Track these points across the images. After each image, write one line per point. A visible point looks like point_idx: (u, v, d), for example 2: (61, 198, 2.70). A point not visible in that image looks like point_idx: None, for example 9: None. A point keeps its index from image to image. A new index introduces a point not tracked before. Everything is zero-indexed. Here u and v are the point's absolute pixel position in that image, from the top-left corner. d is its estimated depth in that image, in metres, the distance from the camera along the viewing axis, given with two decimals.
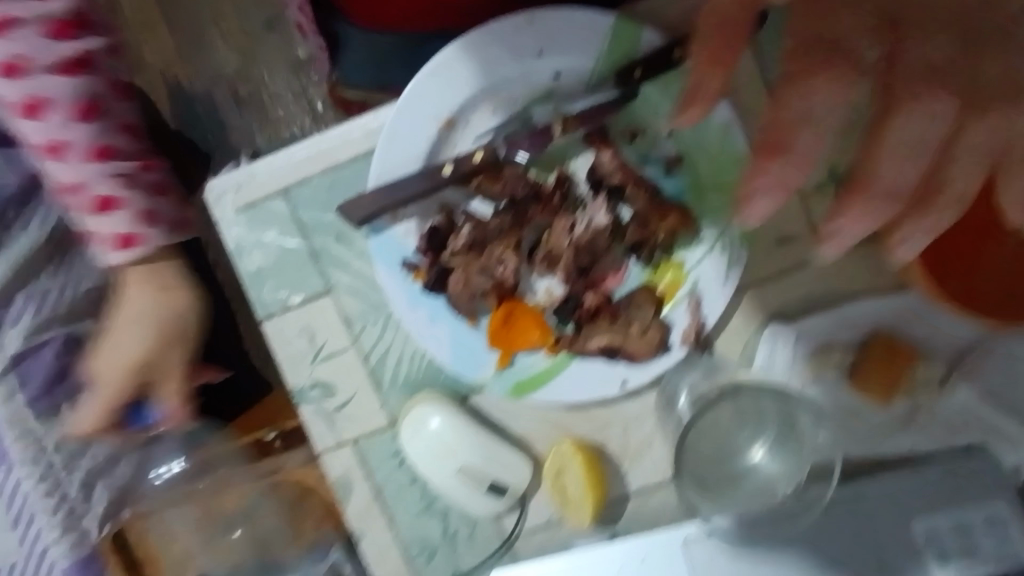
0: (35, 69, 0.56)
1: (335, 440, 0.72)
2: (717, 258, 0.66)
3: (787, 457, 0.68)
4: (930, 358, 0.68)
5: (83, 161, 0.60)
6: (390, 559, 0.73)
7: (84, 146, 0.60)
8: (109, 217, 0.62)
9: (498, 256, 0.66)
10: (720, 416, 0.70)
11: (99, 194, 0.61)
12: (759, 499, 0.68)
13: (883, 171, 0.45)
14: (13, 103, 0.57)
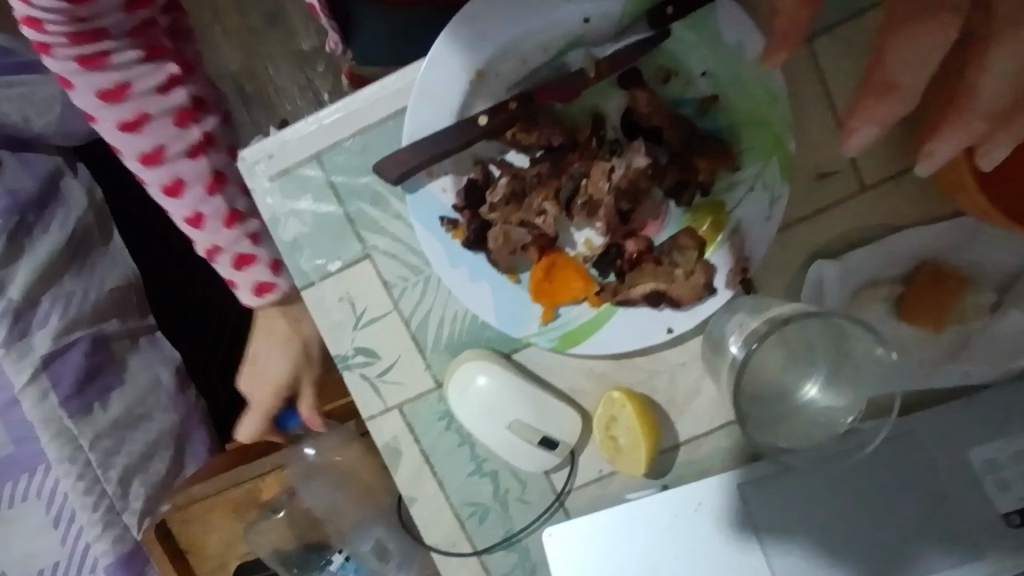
0: (172, 156, 0.76)
1: (382, 405, 0.72)
2: (759, 195, 0.66)
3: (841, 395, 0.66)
4: (978, 284, 0.68)
5: (220, 226, 0.80)
6: (446, 522, 0.75)
7: (217, 208, 0.79)
8: (250, 270, 0.82)
9: (538, 207, 0.66)
10: (769, 357, 0.64)
11: (239, 252, 0.81)
12: (816, 434, 0.66)
13: (984, 92, 0.52)
14: (163, 187, 0.78)
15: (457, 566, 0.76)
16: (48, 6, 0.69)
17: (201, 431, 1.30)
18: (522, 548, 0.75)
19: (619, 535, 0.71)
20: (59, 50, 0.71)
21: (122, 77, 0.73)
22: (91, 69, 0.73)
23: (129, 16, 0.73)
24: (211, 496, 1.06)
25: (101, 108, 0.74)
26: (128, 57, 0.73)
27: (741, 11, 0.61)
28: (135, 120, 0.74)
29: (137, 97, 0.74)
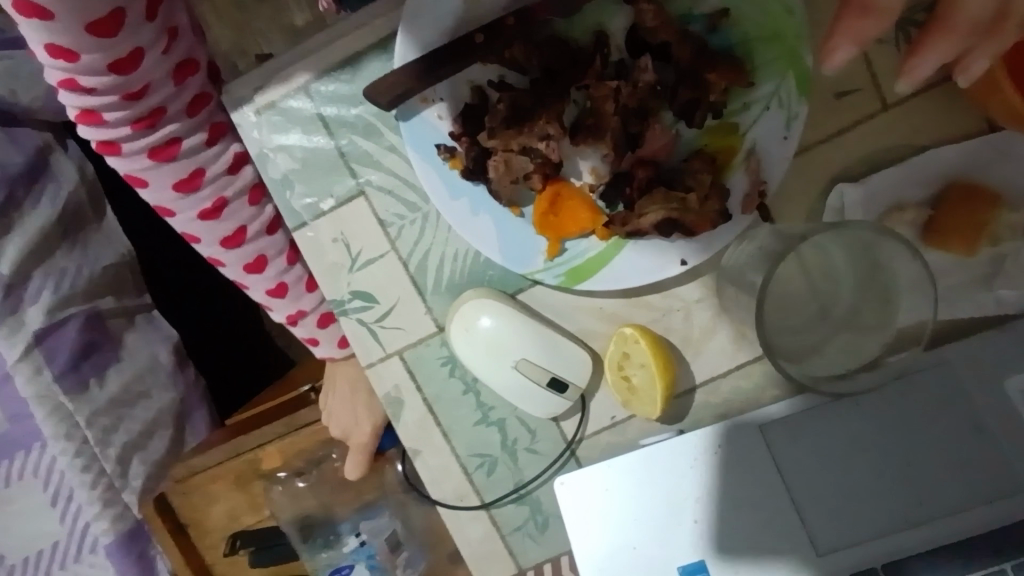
0: (253, 236, 0.67)
1: (381, 353, 0.69)
2: (774, 114, 0.61)
3: (867, 320, 0.65)
4: (1012, 206, 0.63)
5: (304, 292, 0.72)
6: (454, 475, 0.72)
7: (302, 281, 0.71)
8: (337, 327, 0.75)
9: (540, 131, 0.61)
10: (792, 280, 0.62)
11: (326, 315, 0.73)
12: (845, 362, 0.65)
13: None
14: (244, 267, 0.70)
15: (465, 521, 0.73)
16: (101, 89, 0.56)
17: (201, 406, 1.28)
18: (532, 501, 0.73)
19: (636, 483, 0.67)
20: (126, 144, 0.60)
21: (193, 163, 0.62)
22: (163, 161, 0.61)
23: (182, 88, 0.60)
24: (213, 467, 1.02)
25: (176, 202, 0.63)
26: (198, 140, 0.62)
27: None
28: (210, 211, 0.65)
29: (213, 182, 0.64)
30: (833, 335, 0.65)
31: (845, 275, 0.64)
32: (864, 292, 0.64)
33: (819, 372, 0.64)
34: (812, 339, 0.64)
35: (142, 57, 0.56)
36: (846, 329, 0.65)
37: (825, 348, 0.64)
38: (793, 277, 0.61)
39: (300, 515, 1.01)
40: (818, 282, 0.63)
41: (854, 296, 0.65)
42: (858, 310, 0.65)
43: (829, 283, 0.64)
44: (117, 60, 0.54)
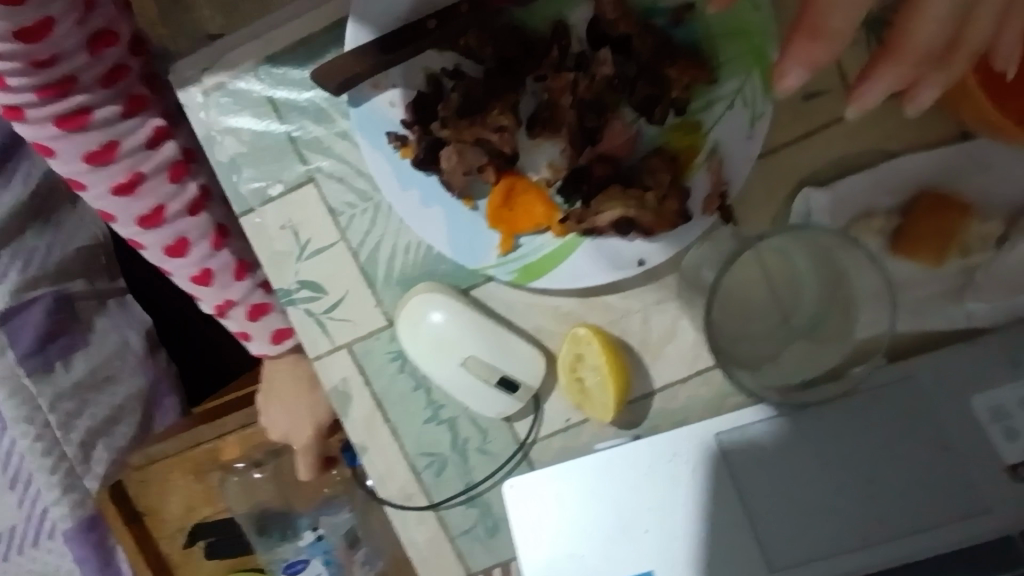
0: (172, 216, 0.71)
1: (329, 345, 0.67)
2: (739, 113, 0.59)
3: (826, 333, 0.64)
4: (984, 217, 0.60)
5: (231, 280, 0.75)
6: (401, 474, 0.70)
7: (228, 269, 0.74)
8: (266, 319, 0.78)
9: (493, 123, 0.59)
10: (753, 280, 0.63)
11: (252, 304, 0.76)
12: (802, 373, 0.64)
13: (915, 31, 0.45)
14: (165, 250, 0.73)
15: (412, 522, 0.71)
16: (6, 53, 0.62)
17: (171, 393, 1.22)
18: (483, 504, 0.70)
19: (587, 490, 0.65)
20: (31, 110, 0.66)
21: (107, 135, 0.67)
22: (72, 130, 0.66)
23: (97, 58, 0.66)
24: (174, 454, 1.01)
25: (87, 172, 0.68)
26: (110, 111, 0.67)
27: None
28: (125, 184, 0.69)
29: (126, 155, 0.68)
30: (795, 339, 0.64)
31: (808, 278, 0.63)
32: (824, 303, 0.64)
33: (772, 380, 0.63)
34: (767, 347, 0.64)
35: (52, 26, 0.62)
36: (802, 340, 0.64)
37: (785, 351, 0.64)
38: (753, 278, 0.62)
39: (254, 509, 0.97)
40: (779, 281, 0.63)
41: (819, 303, 0.64)
42: (819, 322, 0.64)
43: (790, 284, 0.63)
44: (24, 28, 0.61)
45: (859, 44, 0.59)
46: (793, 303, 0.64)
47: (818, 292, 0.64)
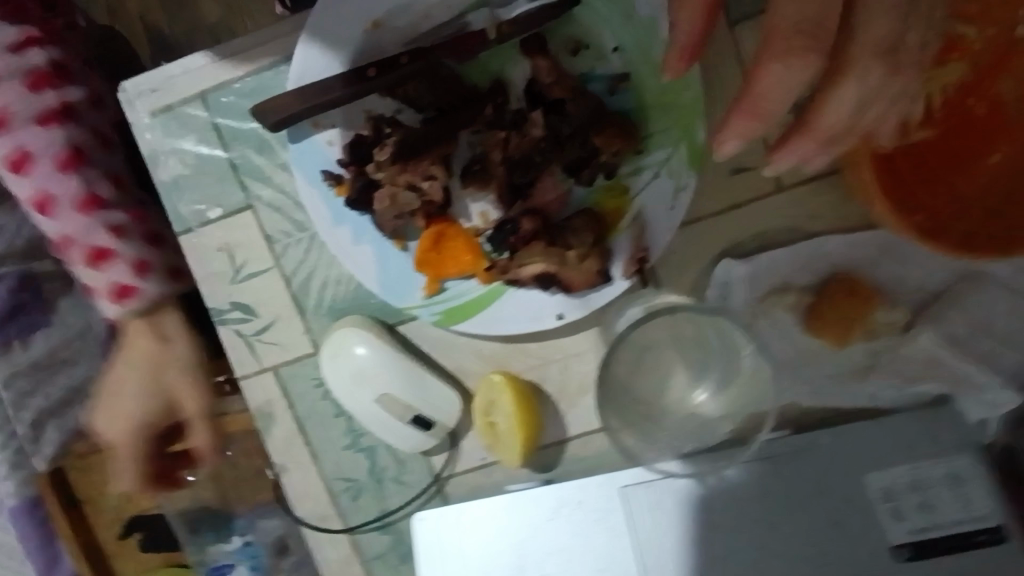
0: (17, 124, 0.72)
1: (255, 366, 0.69)
2: (664, 182, 0.61)
3: (727, 398, 0.64)
4: (891, 302, 0.61)
5: (81, 217, 0.72)
6: (318, 495, 0.72)
7: (76, 203, 0.72)
8: (109, 268, 0.74)
9: (424, 171, 0.61)
10: (658, 342, 0.64)
11: (95, 244, 0.73)
12: (695, 436, 0.65)
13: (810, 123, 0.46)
14: (7, 162, 0.73)
15: (326, 542, 0.73)
16: None
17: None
18: (396, 531, 0.72)
19: (492, 529, 0.67)
20: None
21: None
22: None
23: None
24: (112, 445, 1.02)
25: None
26: None
27: None
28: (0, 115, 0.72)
29: None
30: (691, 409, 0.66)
31: (718, 351, 0.64)
32: (728, 373, 0.64)
33: (667, 439, 0.65)
34: (667, 403, 0.66)
35: None
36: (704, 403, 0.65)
37: (679, 418, 0.66)
38: (658, 346, 0.65)
39: (186, 508, 0.97)
40: (688, 346, 0.65)
41: (720, 372, 0.65)
42: (722, 389, 0.65)
43: (698, 351, 0.65)
44: None
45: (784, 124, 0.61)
46: (699, 371, 0.66)
47: (727, 369, 0.64)
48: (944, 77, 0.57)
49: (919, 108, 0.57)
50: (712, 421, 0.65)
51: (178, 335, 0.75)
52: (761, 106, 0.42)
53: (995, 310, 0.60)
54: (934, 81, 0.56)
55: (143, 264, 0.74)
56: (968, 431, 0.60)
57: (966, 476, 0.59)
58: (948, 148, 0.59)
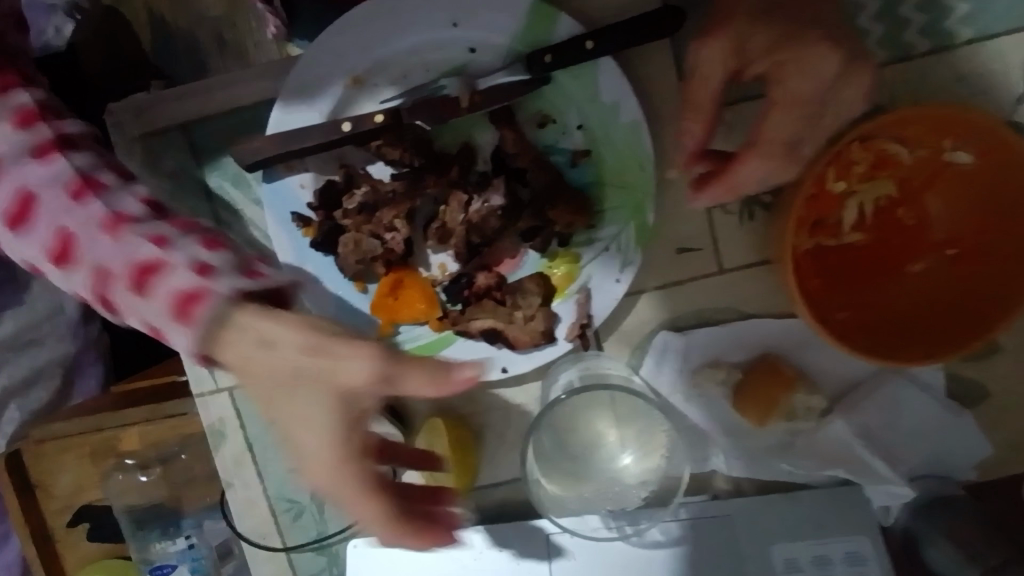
0: None
1: (212, 386, 0.72)
2: (612, 255, 0.65)
3: (647, 467, 0.67)
4: (813, 389, 0.65)
5: (95, 235, 0.42)
6: (260, 513, 0.75)
7: (48, 250, 0.43)
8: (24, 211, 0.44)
9: (388, 223, 0.65)
10: (590, 411, 0.66)
11: (137, 262, 0.40)
12: (609, 503, 0.68)
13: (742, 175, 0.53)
14: None
15: (264, 557, 0.77)
16: None
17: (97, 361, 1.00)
18: (331, 554, 0.76)
19: (421, 558, 0.72)
20: None
21: None
22: None
23: None
24: (70, 436, 1.02)
25: None
26: None
27: (619, 73, 0.62)
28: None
29: None
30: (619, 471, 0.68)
31: (647, 418, 0.66)
32: (646, 446, 0.67)
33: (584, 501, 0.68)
34: (592, 471, 0.68)
35: None
36: (627, 470, 0.68)
37: (604, 479, 0.68)
38: (593, 407, 0.66)
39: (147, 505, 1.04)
40: (620, 411, 0.66)
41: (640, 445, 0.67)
42: (643, 458, 0.67)
43: (628, 416, 0.66)
44: None
45: (729, 212, 0.65)
46: (631, 436, 0.67)
47: (654, 436, 0.66)
48: (873, 197, 0.60)
49: (850, 214, 0.60)
50: (634, 481, 0.67)
51: (268, 327, 0.37)
52: (733, 187, 0.54)
53: (906, 407, 0.64)
54: (866, 194, 0.59)
55: (211, 265, 0.40)
56: (869, 516, 0.65)
57: (864, 557, 0.64)
58: (873, 256, 0.62)
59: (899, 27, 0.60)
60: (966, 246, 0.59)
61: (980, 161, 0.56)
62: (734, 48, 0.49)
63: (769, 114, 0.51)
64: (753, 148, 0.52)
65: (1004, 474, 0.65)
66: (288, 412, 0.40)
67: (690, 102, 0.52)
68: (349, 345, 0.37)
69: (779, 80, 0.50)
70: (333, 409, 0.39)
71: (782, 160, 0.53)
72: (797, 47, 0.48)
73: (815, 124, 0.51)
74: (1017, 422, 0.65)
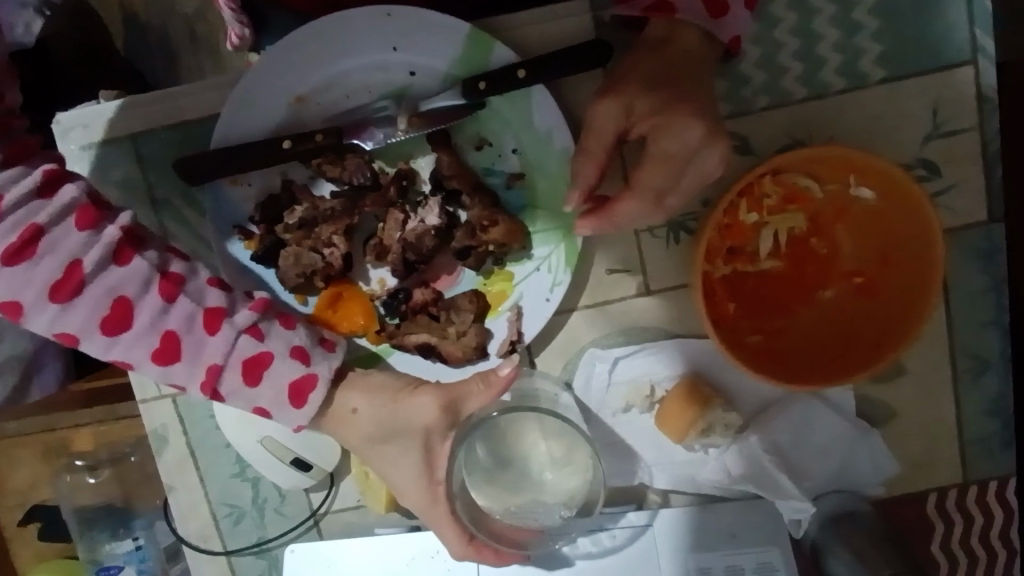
0: None
1: (156, 392, 0.74)
2: (543, 274, 0.67)
3: (570, 475, 0.68)
4: (731, 405, 0.68)
5: (198, 335, 0.54)
6: (202, 516, 0.77)
7: (148, 348, 0.54)
8: (93, 298, 0.51)
9: (327, 239, 0.67)
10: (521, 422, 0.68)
11: (245, 358, 0.55)
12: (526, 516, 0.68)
13: (622, 212, 0.60)
14: None
15: (204, 560, 0.78)
16: None
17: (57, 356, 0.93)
18: (270, 557, 0.78)
19: (356, 565, 0.74)
20: None
21: None
22: None
23: None
24: (21, 436, 1.02)
25: None
26: None
27: (552, 101, 0.64)
28: (11, 305, 0.50)
29: None
30: (545, 487, 0.69)
31: (570, 431, 0.68)
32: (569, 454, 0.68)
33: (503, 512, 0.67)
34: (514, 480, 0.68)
35: None
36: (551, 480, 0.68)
37: (532, 496, 0.69)
38: (520, 421, 0.68)
39: (98, 505, 1.03)
40: (545, 424, 0.68)
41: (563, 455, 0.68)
42: (566, 467, 0.68)
43: (551, 430, 0.68)
44: None
45: (655, 237, 0.68)
46: (559, 454, 0.68)
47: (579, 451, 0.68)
48: (787, 226, 0.63)
49: (767, 242, 0.63)
50: (560, 497, 0.68)
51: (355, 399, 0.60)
52: (612, 222, 0.61)
53: (816, 424, 0.68)
54: (780, 224, 0.62)
55: (303, 349, 0.58)
56: (780, 527, 0.68)
57: (775, 567, 0.67)
58: (787, 281, 0.65)
59: (816, 66, 0.64)
60: (871, 276, 0.63)
61: (882, 198, 0.60)
62: (623, 110, 0.57)
63: (644, 165, 0.58)
64: (627, 191, 0.59)
65: (910, 490, 0.69)
66: (380, 456, 0.61)
67: (585, 148, 0.60)
68: (413, 396, 0.60)
69: (654, 139, 0.56)
70: (412, 447, 0.60)
71: (651, 204, 0.59)
72: (667, 115, 0.55)
73: (679, 179, 0.58)
74: (921, 442, 0.69)
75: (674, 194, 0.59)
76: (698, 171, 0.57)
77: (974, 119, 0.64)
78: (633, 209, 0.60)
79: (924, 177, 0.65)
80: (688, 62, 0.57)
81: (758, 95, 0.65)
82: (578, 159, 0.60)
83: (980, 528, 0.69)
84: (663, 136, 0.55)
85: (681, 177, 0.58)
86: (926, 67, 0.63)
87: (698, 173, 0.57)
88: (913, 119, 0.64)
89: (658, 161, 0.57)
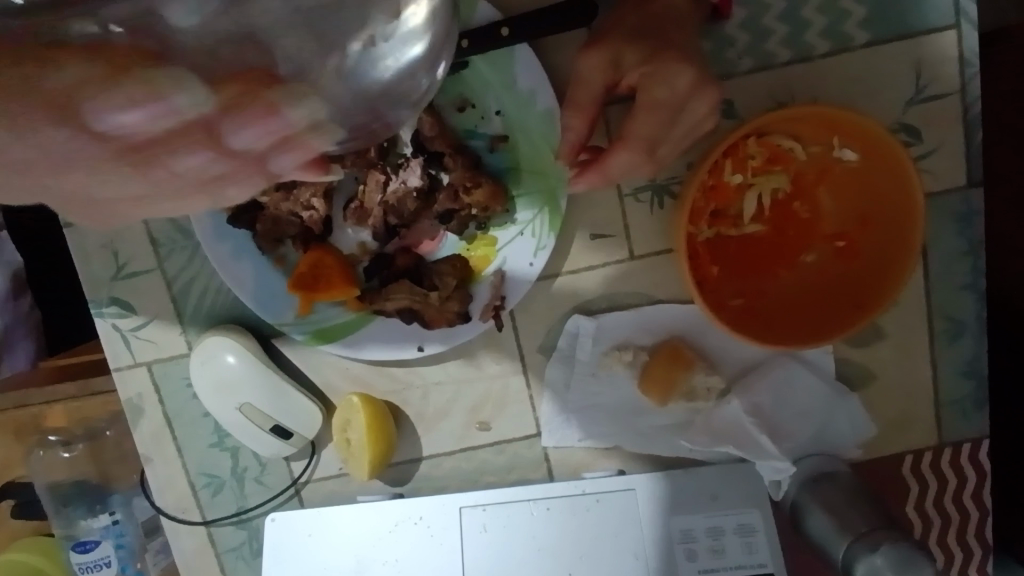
0: None
1: (130, 360, 0.73)
2: (526, 239, 0.67)
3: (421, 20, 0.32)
4: (711, 368, 0.69)
5: None
6: (179, 487, 0.76)
7: None
8: None
9: (306, 202, 0.65)
10: None
11: None
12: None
13: (614, 161, 0.61)
14: None
15: (181, 531, 0.77)
16: None
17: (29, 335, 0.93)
18: (250, 527, 0.77)
19: (337, 533, 0.72)
20: None
21: None
22: None
23: None
24: None
25: None
26: None
27: (536, 61, 0.62)
28: None
29: None
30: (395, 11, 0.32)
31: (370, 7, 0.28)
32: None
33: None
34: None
35: None
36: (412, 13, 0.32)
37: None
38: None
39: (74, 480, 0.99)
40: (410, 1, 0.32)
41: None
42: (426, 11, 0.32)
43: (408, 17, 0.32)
44: None
45: (639, 200, 0.67)
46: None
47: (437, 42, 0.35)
48: (770, 190, 0.63)
49: (751, 205, 0.63)
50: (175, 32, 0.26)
51: None
52: (606, 175, 0.62)
53: (798, 389, 0.69)
54: (764, 185, 0.62)
55: None
56: (761, 488, 0.69)
57: (754, 528, 0.68)
58: (769, 244, 0.65)
59: (801, 29, 0.63)
60: (852, 239, 0.63)
61: (863, 159, 0.60)
62: (612, 61, 0.58)
63: (635, 114, 0.59)
64: (620, 142, 0.60)
65: (887, 451, 0.70)
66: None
67: (573, 100, 0.60)
68: None
69: (643, 88, 0.58)
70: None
71: (643, 155, 0.61)
72: (656, 64, 0.57)
73: (669, 128, 0.60)
74: (898, 403, 0.70)
75: (665, 141, 0.61)
76: (688, 121, 0.60)
77: (955, 83, 0.64)
78: (629, 160, 0.61)
79: (905, 142, 0.66)
80: (674, 20, 0.59)
81: (743, 57, 0.64)
82: (567, 112, 0.60)
83: (953, 488, 0.70)
84: (662, 81, 0.57)
85: (676, 123, 0.60)
86: (909, 30, 0.63)
87: (691, 118, 0.59)
88: (894, 85, 0.64)
89: (646, 110, 0.58)
